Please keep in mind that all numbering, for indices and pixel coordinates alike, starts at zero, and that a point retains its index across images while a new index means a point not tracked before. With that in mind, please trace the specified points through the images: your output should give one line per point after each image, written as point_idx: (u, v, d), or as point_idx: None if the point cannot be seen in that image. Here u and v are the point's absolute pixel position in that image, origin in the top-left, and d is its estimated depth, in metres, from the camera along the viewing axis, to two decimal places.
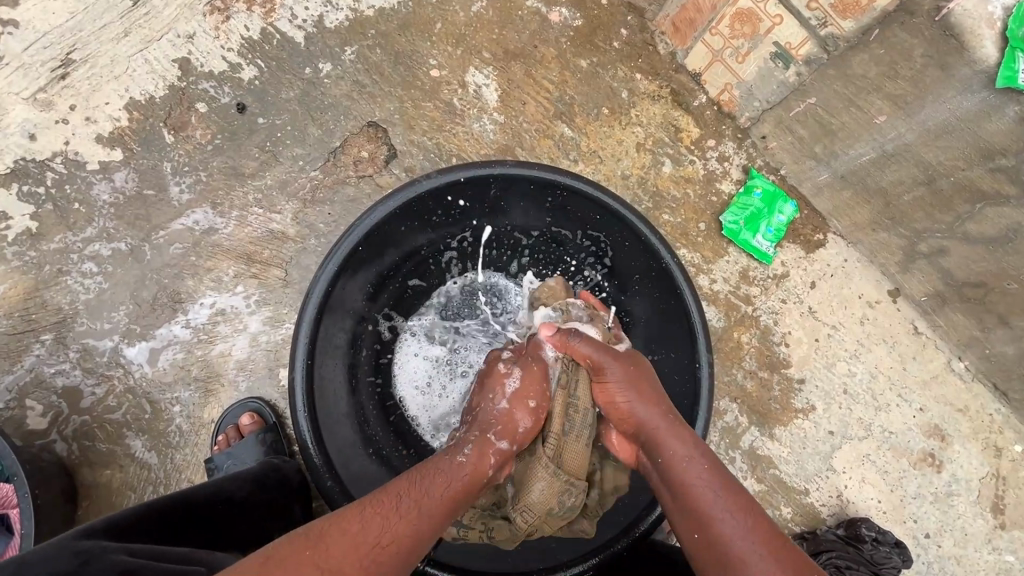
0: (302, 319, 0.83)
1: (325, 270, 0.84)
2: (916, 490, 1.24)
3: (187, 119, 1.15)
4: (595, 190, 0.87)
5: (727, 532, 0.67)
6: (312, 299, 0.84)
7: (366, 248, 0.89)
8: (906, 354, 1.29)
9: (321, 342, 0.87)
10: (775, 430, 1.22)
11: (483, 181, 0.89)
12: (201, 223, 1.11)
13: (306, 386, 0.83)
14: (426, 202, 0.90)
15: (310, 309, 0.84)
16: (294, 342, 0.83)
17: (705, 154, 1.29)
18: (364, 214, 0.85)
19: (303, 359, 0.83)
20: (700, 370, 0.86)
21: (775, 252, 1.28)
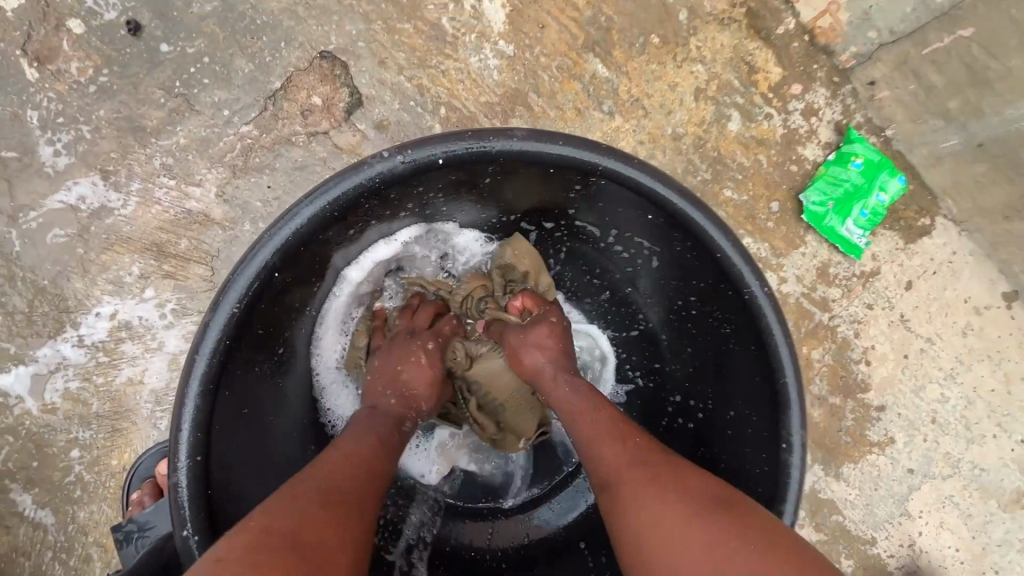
0: (186, 389, 0.53)
1: (220, 308, 0.54)
2: (1004, 537, 1.02)
3: (57, 44, 0.80)
4: (645, 178, 0.56)
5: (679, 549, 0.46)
6: (201, 358, 0.53)
7: (291, 268, 0.59)
8: (1014, 374, 1.02)
9: (229, 416, 0.58)
10: (842, 467, 0.98)
11: (465, 161, 0.57)
12: (88, 200, 0.80)
13: (200, 494, 0.53)
14: (384, 196, 0.59)
15: (198, 372, 0.53)
16: (176, 427, 0.53)
17: (786, 106, 0.94)
18: (282, 218, 0.55)
19: (190, 453, 0.52)
20: (790, 457, 0.55)
21: (867, 242, 0.97)
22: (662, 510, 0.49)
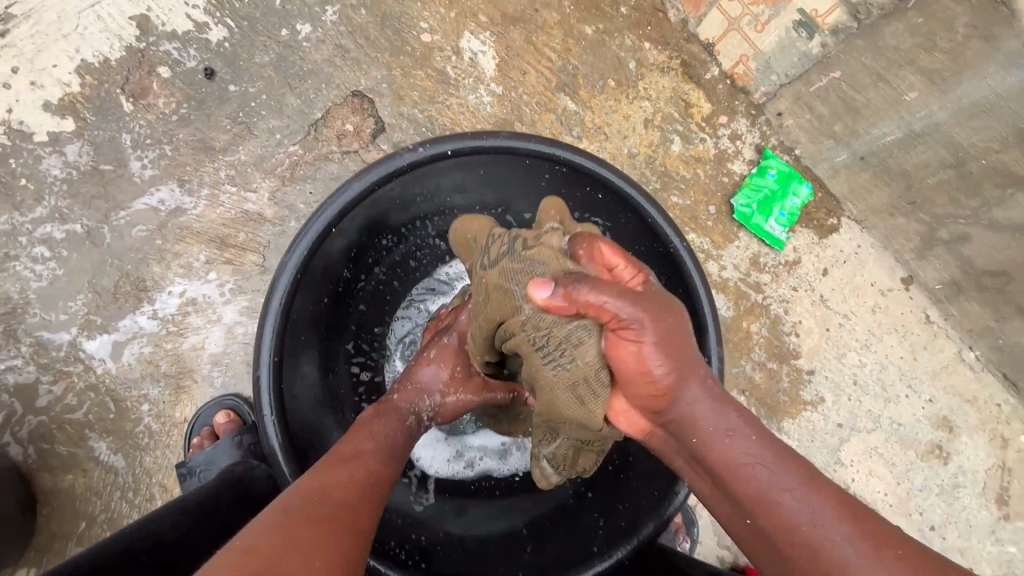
0: (267, 311, 0.72)
1: (292, 254, 0.72)
2: (923, 482, 1.21)
3: (148, 85, 1.03)
4: (596, 167, 0.79)
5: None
6: (279, 288, 0.72)
7: (341, 230, 0.78)
8: (917, 344, 1.25)
9: (292, 339, 0.76)
10: (783, 422, 1.17)
11: (470, 155, 0.78)
12: (167, 202, 1.00)
13: (274, 388, 0.71)
14: (410, 179, 0.80)
15: (275, 300, 0.72)
16: (258, 337, 0.71)
17: (716, 132, 1.21)
18: (338, 190, 0.74)
19: (269, 357, 0.71)
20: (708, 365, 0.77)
21: (788, 237, 1.21)
22: (817, 524, 0.51)
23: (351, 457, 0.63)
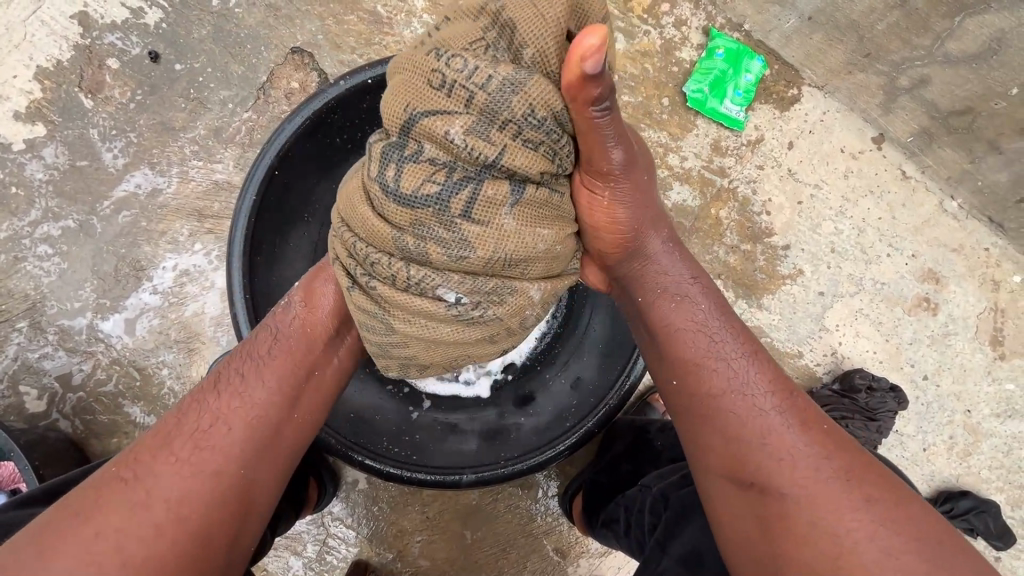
0: (231, 258, 0.80)
1: (244, 202, 0.80)
2: (913, 335, 1.23)
3: (101, 78, 1.08)
4: None
5: (760, 418, 0.67)
6: (237, 235, 0.81)
7: (286, 172, 0.84)
8: (895, 202, 1.23)
9: (260, 279, 0.85)
10: (763, 299, 1.20)
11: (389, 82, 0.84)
12: (143, 186, 1.07)
13: (252, 322, 0.81)
14: (340, 115, 0.85)
15: (237, 247, 0.81)
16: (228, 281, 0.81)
17: (660, 22, 1.19)
18: (273, 133, 0.81)
19: (241, 295, 0.80)
20: None
21: (747, 116, 1.20)
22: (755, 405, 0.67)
23: (122, 494, 0.61)
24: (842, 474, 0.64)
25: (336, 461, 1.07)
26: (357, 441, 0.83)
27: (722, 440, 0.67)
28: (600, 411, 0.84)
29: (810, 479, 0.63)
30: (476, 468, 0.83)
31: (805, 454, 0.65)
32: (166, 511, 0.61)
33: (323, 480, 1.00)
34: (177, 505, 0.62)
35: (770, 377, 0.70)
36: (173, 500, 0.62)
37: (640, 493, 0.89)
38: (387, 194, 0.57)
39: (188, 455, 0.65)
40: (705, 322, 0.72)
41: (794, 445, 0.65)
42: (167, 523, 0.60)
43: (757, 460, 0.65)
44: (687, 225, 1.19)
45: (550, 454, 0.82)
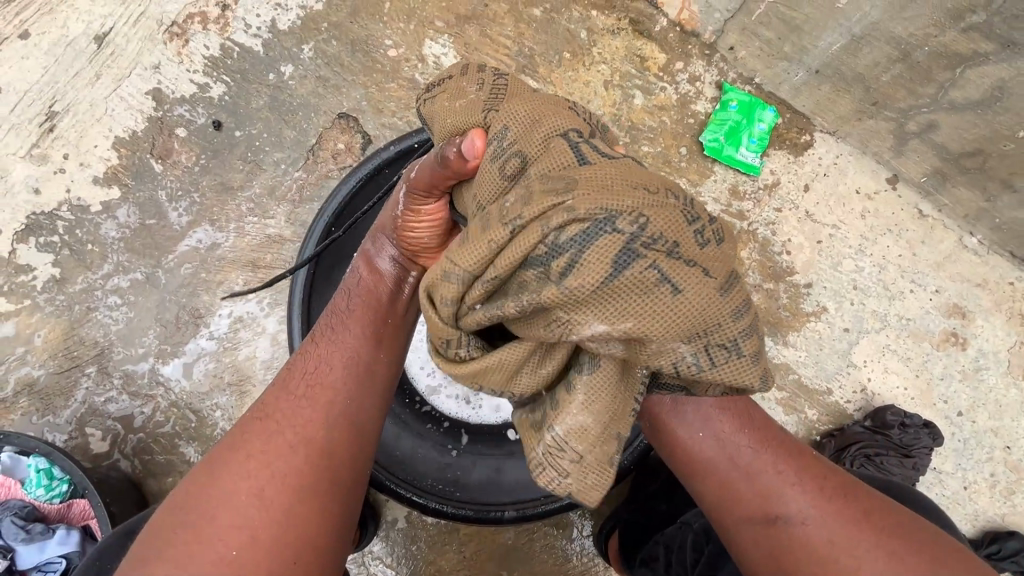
0: (293, 306, 0.95)
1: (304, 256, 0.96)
2: (943, 370, 1.24)
3: (170, 146, 1.21)
4: None
5: (776, 475, 0.73)
6: (299, 286, 0.96)
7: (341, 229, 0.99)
8: (914, 239, 1.27)
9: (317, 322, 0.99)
10: (788, 336, 1.23)
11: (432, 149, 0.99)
12: (204, 241, 1.17)
13: None
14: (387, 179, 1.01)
15: (297, 297, 0.95)
16: (291, 326, 0.95)
17: (675, 78, 1.28)
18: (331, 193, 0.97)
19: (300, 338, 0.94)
20: None
21: (762, 162, 1.27)
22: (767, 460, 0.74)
23: (262, 434, 0.69)
24: (863, 514, 0.68)
25: (377, 499, 1.11)
26: (407, 480, 0.89)
27: (753, 505, 0.72)
28: (633, 450, 0.90)
29: (827, 523, 0.68)
30: (517, 504, 0.87)
31: (823, 507, 0.69)
32: (294, 441, 0.68)
33: (365, 520, 1.03)
34: (304, 435, 0.69)
35: (769, 432, 0.77)
36: (301, 430, 0.70)
37: (679, 531, 0.92)
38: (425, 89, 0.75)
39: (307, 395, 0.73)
40: (706, 402, 0.76)
41: (810, 501, 0.70)
42: (297, 447, 0.68)
43: (790, 528, 0.69)
44: None
45: (588, 490, 0.88)
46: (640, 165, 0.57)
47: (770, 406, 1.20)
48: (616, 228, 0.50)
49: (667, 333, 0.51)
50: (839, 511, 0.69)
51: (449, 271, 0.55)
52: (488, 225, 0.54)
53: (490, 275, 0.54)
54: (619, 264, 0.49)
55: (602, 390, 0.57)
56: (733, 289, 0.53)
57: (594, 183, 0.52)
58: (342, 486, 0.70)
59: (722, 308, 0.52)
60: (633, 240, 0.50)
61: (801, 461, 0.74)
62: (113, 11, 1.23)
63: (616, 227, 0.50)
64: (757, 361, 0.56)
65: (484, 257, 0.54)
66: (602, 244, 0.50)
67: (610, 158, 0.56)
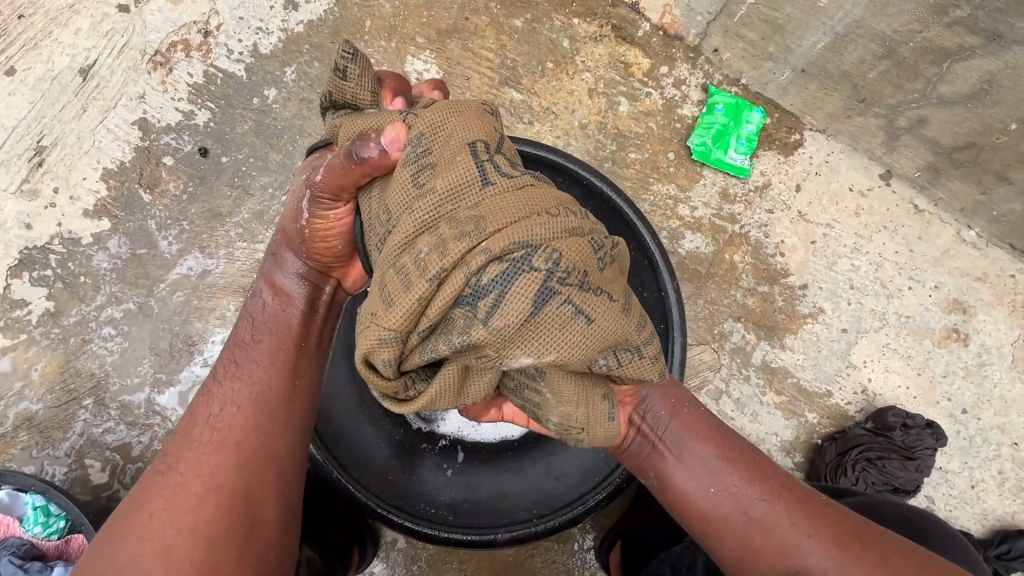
0: None
1: None
2: (945, 368, 1.21)
3: (158, 174, 1.21)
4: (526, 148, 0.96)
5: (783, 524, 0.72)
6: None
7: None
8: (911, 234, 1.25)
9: None
10: (785, 339, 1.21)
11: None
12: (194, 268, 1.18)
13: None
14: None
15: None
16: None
17: (659, 83, 1.27)
18: None
19: None
20: (669, 300, 0.91)
21: (751, 164, 1.25)
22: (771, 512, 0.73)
23: (170, 490, 0.69)
24: (882, 555, 0.67)
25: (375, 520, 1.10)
26: (400, 506, 0.88)
27: (770, 558, 0.72)
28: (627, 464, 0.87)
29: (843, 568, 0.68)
30: (509, 527, 0.87)
31: (839, 553, 0.68)
32: (202, 493, 0.69)
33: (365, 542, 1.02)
34: (213, 483, 0.70)
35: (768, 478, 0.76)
36: (208, 478, 0.70)
37: (686, 550, 0.91)
38: (340, 80, 0.73)
39: (212, 440, 0.73)
40: (703, 451, 0.78)
41: (824, 547, 0.69)
42: (207, 497, 0.69)
43: None
44: (703, 271, 1.22)
45: (583, 509, 0.87)
46: (542, 183, 0.59)
47: (770, 411, 1.18)
48: (535, 267, 0.52)
49: (581, 352, 0.54)
50: (854, 555, 0.68)
51: (380, 334, 0.55)
52: (409, 281, 0.54)
53: (423, 326, 0.54)
54: (541, 300, 0.51)
55: (563, 389, 0.61)
56: (632, 294, 0.59)
57: (501, 213, 0.54)
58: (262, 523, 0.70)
59: (628, 325, 0.57)
60: (551, 276, 0.52)
61: (808, 503, 0.74)
62: (97, 44, 1.24)
63: (533, 266, 0.52)
64: (657, 361, 0.60)
65: (413, 312, 0.54)
66: (522, 283, 0.52)
67: (515, 177, 0.58)
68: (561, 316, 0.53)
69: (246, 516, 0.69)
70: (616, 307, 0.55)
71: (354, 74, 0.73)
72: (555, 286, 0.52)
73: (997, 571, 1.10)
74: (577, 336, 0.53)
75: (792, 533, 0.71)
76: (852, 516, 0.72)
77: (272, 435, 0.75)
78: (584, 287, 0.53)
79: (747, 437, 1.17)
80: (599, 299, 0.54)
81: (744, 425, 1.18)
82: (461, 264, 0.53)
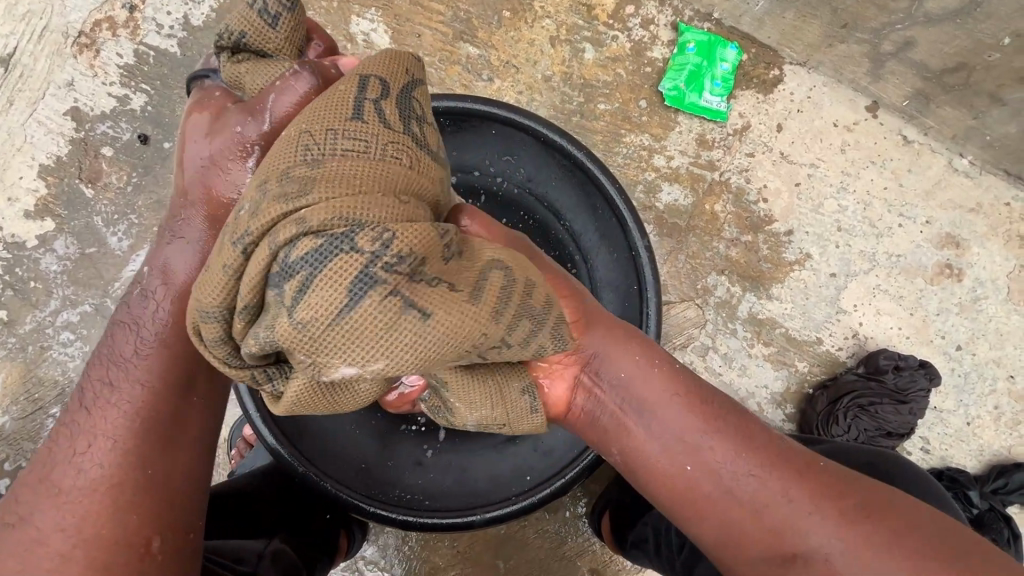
0: None
1: None
2: (939, 306, 1.17)
3: (99, 167, 1.14)
4: (480, 106, 0.88)
5: (783, 506, 0.59)
6: None
7: None
8: (900, 168, 1.18)
9: None
10: (772, 289, 1.16)
11: None
12: None
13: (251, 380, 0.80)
14: None
15: None
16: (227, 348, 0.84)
17: (626, 24, 1.18)
18: None
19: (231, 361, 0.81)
20: (639, 256, 0.87)
21: (729, 106, 1.17)
22: (766, 493, 0.59)
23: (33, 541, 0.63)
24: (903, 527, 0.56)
25: None
26: (374, 495, 0.84)
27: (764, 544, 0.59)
28: None
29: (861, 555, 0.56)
30: (486, 507, 0.84)
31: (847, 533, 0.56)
32: (65, 549, 0.62)
33: (352, 528, 0.99)
34: (78, 538, 0.62)
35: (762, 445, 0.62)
36: (69, 531, 0.63)
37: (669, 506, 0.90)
38: (268, 29, 0.64)
39: (70, 486, 0.65)
40: (674, 418, 0.62)
41: (827, 524, 0.57)
42: (73, 552, 0.62)
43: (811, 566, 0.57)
44: (682, 224, 1.16)
45: (566, 480, 0.83)
46: (411, 148, 0.52)
47: (759, 363, 1.15)
48: (359, 252, 0.44)
49: (412, 362, 0.46)
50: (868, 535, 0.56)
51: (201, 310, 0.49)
52: (220, 249, 0.48)
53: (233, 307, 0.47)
54: (359, 296, 0.43)
55: (470, 394, 0.59)
56: (493, 291, 0.50)
57: (336, 181, 0.47)
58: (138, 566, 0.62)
59: (485, 327, 0.49)
60: (374, 260, 0.44)
61: (810, 478, 0.60)
62: (15, 29, 1.15)
63: (355, 245, 0.44)
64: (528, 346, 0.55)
65: (228, 286, 0.48)
66: (337, 264, 0.43)
67: (394, 132, 0.52)
68: (377, 314, 0.44)
69: (129, 556, 0.63)
70: (462, 304, 0.47)
71: (285, 25, 0.64)
72: (373, 284, 0.43)
73: (993, 506, 1.09)
74: (401, 340, 0.45)
75: (789, 513, 0.58)
76: (855, 486, 0.60)
77: (145, 467, 0.66)
78: (419, 285, 0.45)
79: (735, 392, 1.14)
80: (439, 299, 0.46)
81: (732, 380, 1.14)
82: (273, 235, 0.45)
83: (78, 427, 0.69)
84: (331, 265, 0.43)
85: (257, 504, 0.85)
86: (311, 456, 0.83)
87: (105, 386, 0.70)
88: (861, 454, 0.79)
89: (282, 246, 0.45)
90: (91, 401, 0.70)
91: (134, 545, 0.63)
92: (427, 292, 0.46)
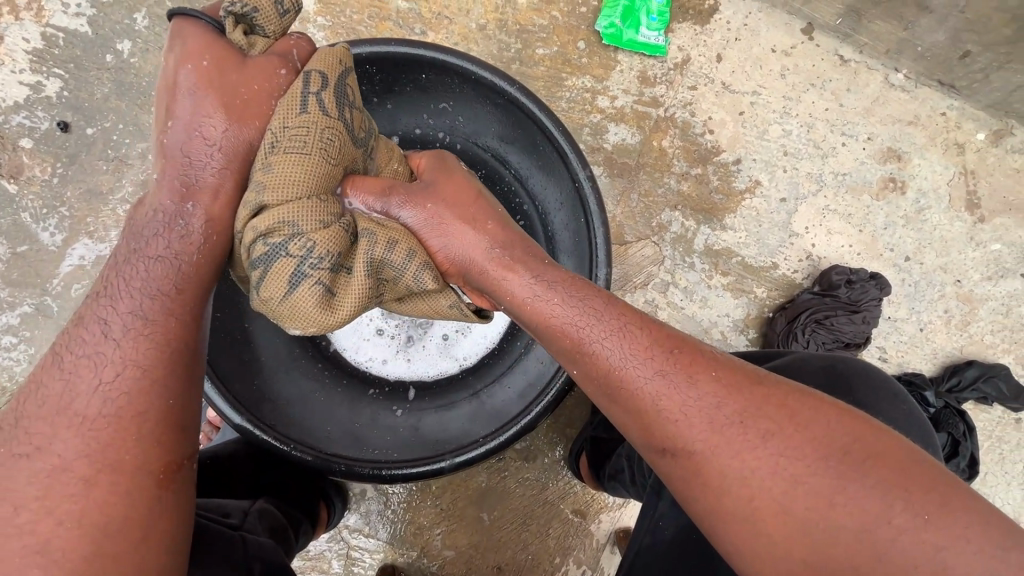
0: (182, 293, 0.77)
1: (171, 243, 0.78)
2: (886, 220, 1.20)
3: (20, 161, 1.08)
4: (396, 47, 0.81)
5: (683, 404, 0.56)
6: None
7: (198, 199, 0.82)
8: (839, 87, 1.19)
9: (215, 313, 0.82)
10: (725, 220, 1.18)
11: None
12: (87, 255, 1.07)
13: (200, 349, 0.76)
14: None
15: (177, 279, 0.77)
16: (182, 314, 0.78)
17: None
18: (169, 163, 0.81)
19: None
20: (583, 188, 0.83)
21: (667, 40, 1.17)
22: (664, 391, 0.56)
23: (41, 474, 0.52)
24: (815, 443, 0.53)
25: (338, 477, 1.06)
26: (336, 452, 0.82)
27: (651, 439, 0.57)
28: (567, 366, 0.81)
29: (756, 463, 0.53)
30: (455, 452, 0.81)
31: (752, 439, 0.54)
32: (89, 475, 0.52)
33: (331, 497, 0.98)
34: (103, 462, 0.53)
35: (680, 354, 0.58)
36: (92, 457, 0.53)
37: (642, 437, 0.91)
38: (277, 17, 0.62)
39: (86, 408, 0.54)
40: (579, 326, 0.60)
41: (723, 429, 0.54)
42: (97, 478, 0.52)
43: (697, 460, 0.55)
44: (632, 163, 1.16)
45: (530, 416, 0.80)
46: (340, 140, 0.62)
47: (719, 294, 1.17)
48: (287, 253, 0.58)
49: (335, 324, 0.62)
50: (775, 441, 0.53)
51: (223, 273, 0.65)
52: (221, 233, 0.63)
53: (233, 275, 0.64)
54: (291, 284, 0.58)
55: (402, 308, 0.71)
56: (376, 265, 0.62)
57: (279, 187, 0.58)
58: (160, 498, 0.54)
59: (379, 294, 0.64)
60: (301, 263, 0.58)
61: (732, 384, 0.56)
62: None
63: (287, 252, 0.58)
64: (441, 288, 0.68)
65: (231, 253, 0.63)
66: (278, 265, 0.58)
67: (330, 118, 0.61)
68: (309, 297, 0.59)
69: (150, 480, 0.54)
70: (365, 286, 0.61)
71: (292, 18, 0.64)
72: (300, 278, 0.58)
73: (948, 404, 1.14)
74: (321, 313, 0.60)
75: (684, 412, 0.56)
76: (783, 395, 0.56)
77: (171, 393, 0.57)
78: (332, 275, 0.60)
79: (698, 324, 1.16)
80: (348, 285, 0.61)
81: (695, 312, 1.16)
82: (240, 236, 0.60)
83: (88, 345, 0.56)
84: (273, 263, 0.58)
85: (228, 473, 0.82)
86: (268, 420, 0.81)
87: (121, 299, 0.58)
88: (823, 360, 0.80)
89: (247, 245, 0.59)
90: (106, 316, 0.57)
91: (156, 472, 0.54)
92: (341, 280, 0.61)
